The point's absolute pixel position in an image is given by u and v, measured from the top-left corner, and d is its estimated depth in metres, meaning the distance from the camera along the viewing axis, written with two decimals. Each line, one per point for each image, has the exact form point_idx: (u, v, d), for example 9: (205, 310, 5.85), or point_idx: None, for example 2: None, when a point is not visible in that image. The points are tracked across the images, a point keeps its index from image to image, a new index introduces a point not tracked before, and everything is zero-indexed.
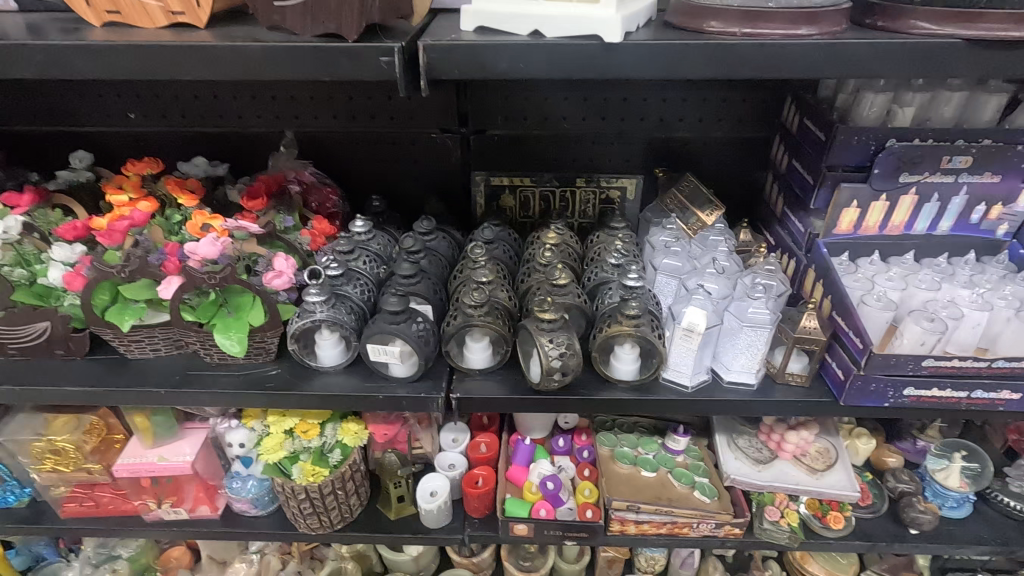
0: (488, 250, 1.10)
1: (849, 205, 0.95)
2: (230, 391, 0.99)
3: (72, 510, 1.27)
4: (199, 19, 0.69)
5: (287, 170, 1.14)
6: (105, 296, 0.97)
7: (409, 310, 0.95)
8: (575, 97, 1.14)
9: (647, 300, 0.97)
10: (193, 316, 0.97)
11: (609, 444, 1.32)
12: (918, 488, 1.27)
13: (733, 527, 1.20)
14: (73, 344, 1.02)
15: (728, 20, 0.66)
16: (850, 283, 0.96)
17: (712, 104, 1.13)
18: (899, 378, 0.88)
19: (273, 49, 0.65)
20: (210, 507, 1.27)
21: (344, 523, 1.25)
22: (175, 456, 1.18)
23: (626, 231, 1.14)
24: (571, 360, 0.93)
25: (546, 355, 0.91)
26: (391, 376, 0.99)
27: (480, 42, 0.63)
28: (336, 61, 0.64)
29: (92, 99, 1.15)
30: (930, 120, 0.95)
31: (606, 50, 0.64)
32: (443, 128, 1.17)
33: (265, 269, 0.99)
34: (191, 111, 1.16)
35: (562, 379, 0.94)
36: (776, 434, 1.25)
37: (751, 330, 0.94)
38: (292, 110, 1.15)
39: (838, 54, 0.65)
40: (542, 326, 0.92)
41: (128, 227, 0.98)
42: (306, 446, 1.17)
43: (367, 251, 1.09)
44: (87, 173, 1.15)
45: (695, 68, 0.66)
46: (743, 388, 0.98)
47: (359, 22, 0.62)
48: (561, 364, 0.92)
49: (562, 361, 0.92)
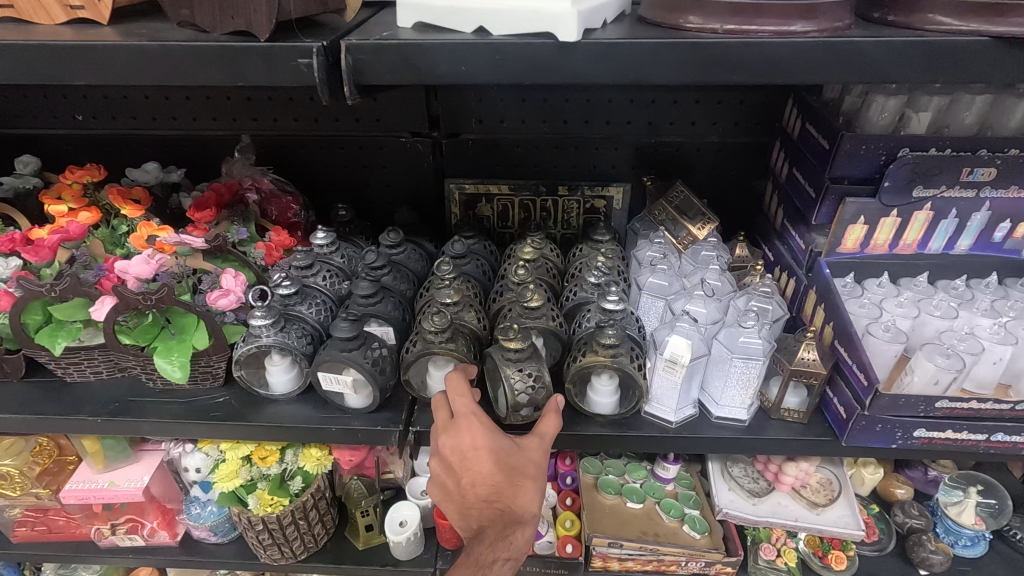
0: (458, 265, 1.00)
1: (855, 222, 0.84)
2: (171, 421, 0.91)
3: (23, 535, 1.20)
4: (102, 15, 0.60)
5: (242, 177, 1.06)
6: (37, 316, 0.90)
7: (362, 335, 0.86)
8: (555, 99, 1.04)
9: (627, 325, 0.88)
10: (130, 338, 0.88)
11: (594, 472, 1.22)
12: (929, 524, 1.17)
13: (724, 567, 1.11)
14: (8, 366, 0.95)
15: (710, 15, 0.56)
16: (855, 309, 0.86)
17: (706, 106, 1.03)
18: (909, 419, 0.78)
19: (177, 49, 0.56)
20: (169, 533, 1.19)
21: (308, 553, 1.17)
22: (128, 483, 1.11)
23: (611, 245, 1.04)
24: (541, 394, 0.84)
25: (511, 389, 0.83)
26: (347, 406, 0.91)
27: (415, 41, 0.54)
28: (247, 63, 0.55)
29: (36, 100, 1.07)
30: (948, 127, 0.84)
31: (562, 51, 0.54)
32: (413, 132, 1.08)
33: (210, 288, 0.91)
34: (140, 113, 1.07)
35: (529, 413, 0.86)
36: (773, 465, 1.14)
37: (742, 362, 0.84)
38: (248, 112, 1.06)
39: (841, 55, 0.55)
40: (509, 356, 0.82)
41: (58, 241, 0.88)
42: (263, 473, 1.09)
43: (327, 266, 1.00)
44: (34, 179, 1.06)
45: (669, 72, 0.56)
46: (733, 424, 0.88)
47: (272, 17, 0.53)
48: (529, 399, 0.84)
49: (530, 396, 0.84)
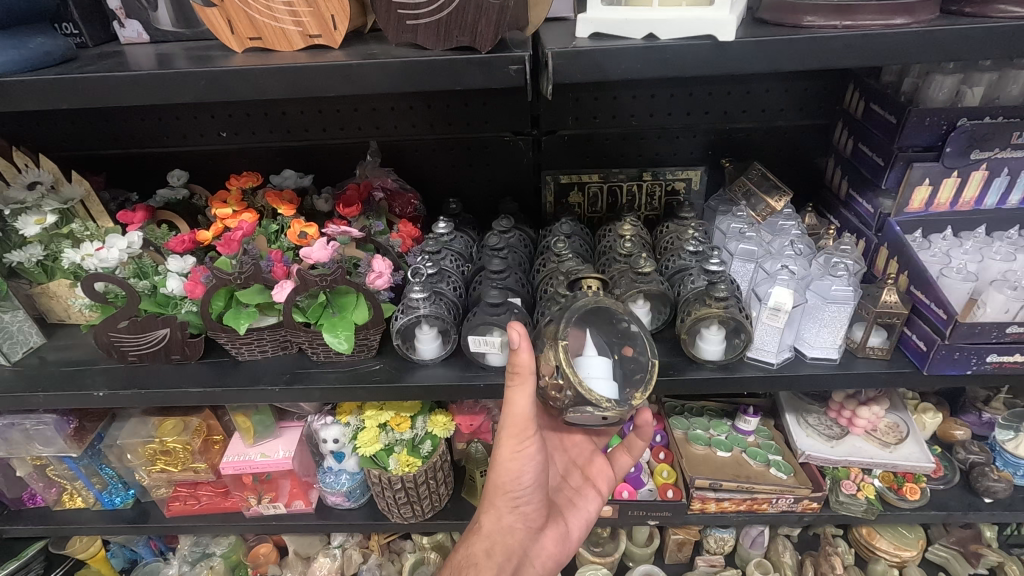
0: (569, 243, 1.13)
1: (921, 183, 1.00)
2: (339, 385, 1.05)
3: (177, 509, 1.35)
4: (335, 41, 0.77)
5: (373, 178, 1.21)
6: (220, 302, 1.04)
7: (507, 302, 1.01)
8: (643, 95, 1.20)
9: (731, 283, 1.01)
10: (303, 316, 1.03)
11: (683, 427, 1.38)
12: (988, 459, 1.30)
13: (810, 503, 1.24)
14: (189, 349, 1.10)
15: (825, 15, 0.71)
16: (927, 258, 1.01)
17: (774, 95, 1.19)
18: (983, 345, 0.92)
19: (411, 63, 0.71)
20: (304, 501, 1.34)
21: (433, 512, 1.32)
22: (276, 453, 1.25)
23: (696, 220, 1.17)
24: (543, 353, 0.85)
25: (543, 355, 0.85)
26: (488, 365, 1.06)
27: (601, 47, 0.70)
28: (468, 72, 0.71)
29: (187, 120, 1.24)
30: (998, 98, 1.00)
31: (718, 48, 0.70)
32: (515, 131, 1.24)
33: (367, 270, 1.05)
34: (278, 126, 1.25)
35: (567, 399, 0.83)
36: (847, 410, 1.28)
37: (835, 307, 0.98)
38: (374, 121, 1.24)
39: (933, 41, 0.70)
40: (570, 297, 0.92)
41: (242, 237, 1.02)
42: (399, 438, 1.21)
43: (452, 251, 1.15)
44: (183, 190, 1.20)
45: (796, 61, 0.71)
46: (825, 362, 1.02)
47: (493, 35, 0.70)
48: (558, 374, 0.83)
49: (553, 369, 0.83)
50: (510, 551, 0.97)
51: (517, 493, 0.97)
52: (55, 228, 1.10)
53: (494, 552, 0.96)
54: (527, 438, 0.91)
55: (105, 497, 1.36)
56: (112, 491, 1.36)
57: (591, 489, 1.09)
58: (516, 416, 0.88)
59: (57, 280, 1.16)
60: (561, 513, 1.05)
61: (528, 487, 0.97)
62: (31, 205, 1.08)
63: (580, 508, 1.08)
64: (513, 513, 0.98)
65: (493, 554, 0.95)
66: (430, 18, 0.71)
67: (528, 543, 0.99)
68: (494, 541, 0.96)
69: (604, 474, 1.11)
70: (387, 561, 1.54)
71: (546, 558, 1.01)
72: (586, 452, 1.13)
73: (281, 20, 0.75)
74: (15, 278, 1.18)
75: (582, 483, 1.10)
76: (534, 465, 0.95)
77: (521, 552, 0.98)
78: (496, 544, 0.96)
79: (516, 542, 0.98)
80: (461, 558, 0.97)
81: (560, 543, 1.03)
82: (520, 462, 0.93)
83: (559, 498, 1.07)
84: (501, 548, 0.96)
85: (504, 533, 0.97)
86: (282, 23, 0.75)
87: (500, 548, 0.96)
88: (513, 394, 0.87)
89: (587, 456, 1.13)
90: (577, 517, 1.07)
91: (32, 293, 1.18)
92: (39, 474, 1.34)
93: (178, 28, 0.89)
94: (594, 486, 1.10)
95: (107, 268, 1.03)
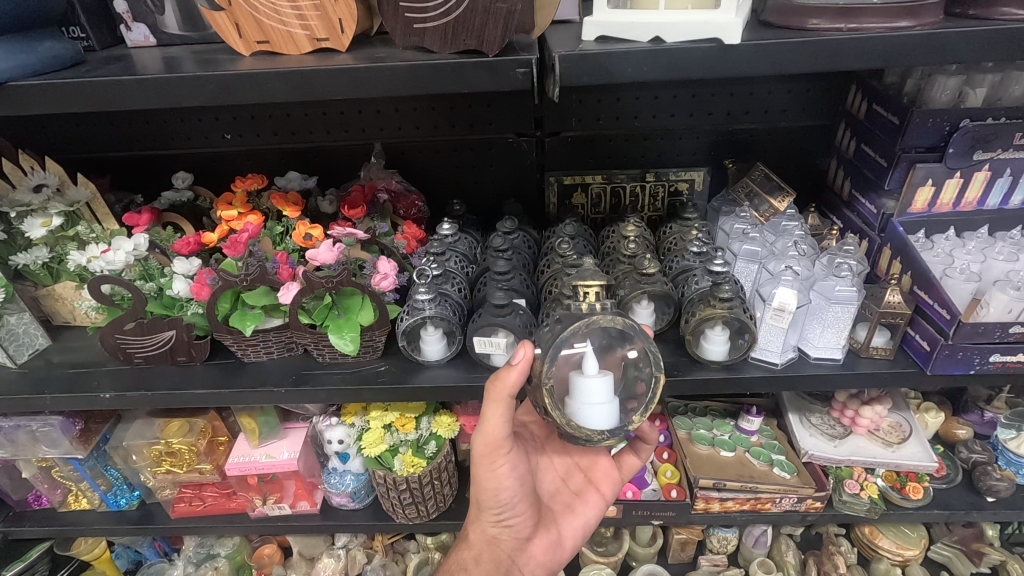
0: (574, 244, 1.13)
1: (924, 184, 1.00)
2: (345, 387, 1.06)
3: (182, 510, 1.36)
4: (342, 44, 0.77)
5: (377, 179, 1.21)
6: (226, 303, 1.04)
7: (512, 303, 1.02)
8: (646, 96, 1.20)
9: (734, 284, 1.02)
10: (308, 318, 1.04)
11: (687, 427, 1.39)
12: (990, 457, 1.31)
13: (814, 502, 1.25)
14: (195, 350, 1.10)
15: (831, 18, 0.72)
16: (930, 258, 1.02)
17: (777, 96, 1.20)
18: (986, 345, 0.92)
19: (419, 66, 0.72)
20: (310, 502, 1.35)
21: (438, 512, 1.32)
22: (281, 454, 1.25)
23: (699, 221, 1.18)
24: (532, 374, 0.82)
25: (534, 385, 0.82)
26: (494, 366, 1.06)
27: (608, 50, 0.71)
28: (475, 75, 0.72)
29: (192, 122, 1.25)
30: (1001, 99, 1.01)
31: (724, 51, 0.71)
32: (519, 133, 1.24)
33: (372, 272, 1.06)
34: (282, 129, 1.25)
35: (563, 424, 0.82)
36: (850, 410, 1.29)
37: (838, 308, 0.99)
38: (378, 123, 1.24)
39: (937, 43, 0.70)
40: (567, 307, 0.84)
41: (248, 238, 1.02)
42: (403, 439, 1.21)
43: (456, 252, 1.15)
44: (188, 193, 1.20)
45: (802, 64, 0.72)
46: (829, 363, 1.02)
47: (500, 39, 0.70)
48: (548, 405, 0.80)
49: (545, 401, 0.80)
50: (498, 559, 1.00)
51: (500, 509, 0.98)
52: (61, 231, 1.10)
53: (482, 560, 1.00)
54: (500, 458, 0.92)
55: (110, 498, 1.37)
56: (117, 492, 1.37)
57: (592, 491, 1.08)
58: (487, 437, 0.90)
59: (63, 283, 1.16)
60: (553, 520, 1.05)
61: (510, 503, 0.97)
62: (37, 208, 1.08)
63: (577, 514, 1.07)
64: (499, 526, 1.00)
65: (480, 561, 1.00)
66: (437, 22, 0.71)
67: (516, 553, 1.01)
68: (481, 549, 1.00)
69: (608, 477, 1.09)
70: (391, 561, 1.55)
71: (536, 566, 1.02)
72: (589, 455, 1.09)
73: (288, 23, 0.75)
74: (21, 281, 1.18)
75: (583, 487, 1.08)
76: (514, 481, 0.95)
77: (508, 561, 1.01)
78: (484, 553, 1.00)
79: (503, 551, 1.00)
80: (453, 562, 1.03)
81: (551, 550, 1.03)
82: (497, 481, 0.94)
83: (555, 504, 1.07)
84: (488, 556, 1.00)
85: (491, 542, 1.00)
86: (290, 27, 0.75)
87: (487, 556, 1.00)
88: (488, 417, 0.88)
89: (591, 459, 1.09)
90: (572, 523, 1.06)
91: (37, 296, 1.19)
92: (44, 476, 1.34)
93: (185, 31, 0.90)
94: (595, 489, 1.08)
95: (114, 270, 1.04)
